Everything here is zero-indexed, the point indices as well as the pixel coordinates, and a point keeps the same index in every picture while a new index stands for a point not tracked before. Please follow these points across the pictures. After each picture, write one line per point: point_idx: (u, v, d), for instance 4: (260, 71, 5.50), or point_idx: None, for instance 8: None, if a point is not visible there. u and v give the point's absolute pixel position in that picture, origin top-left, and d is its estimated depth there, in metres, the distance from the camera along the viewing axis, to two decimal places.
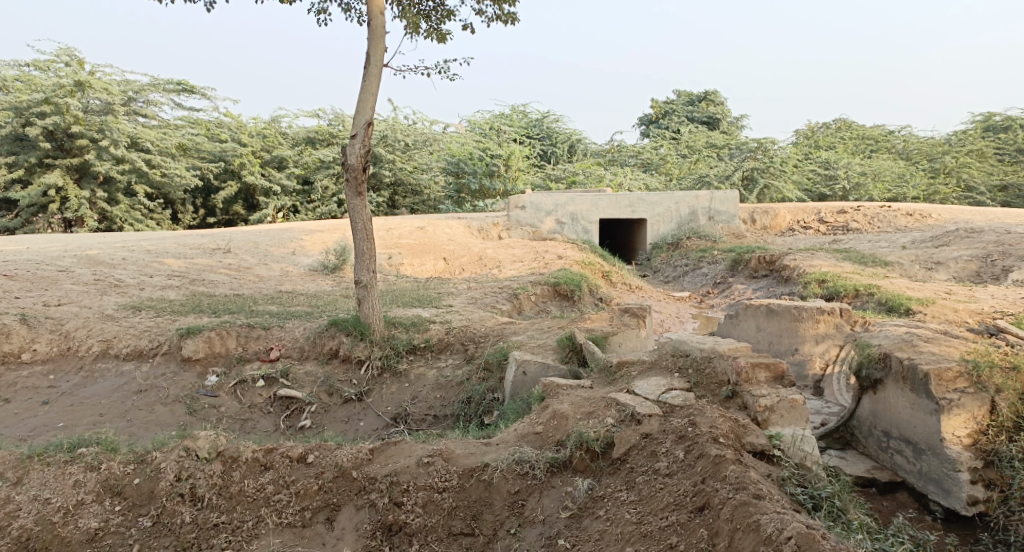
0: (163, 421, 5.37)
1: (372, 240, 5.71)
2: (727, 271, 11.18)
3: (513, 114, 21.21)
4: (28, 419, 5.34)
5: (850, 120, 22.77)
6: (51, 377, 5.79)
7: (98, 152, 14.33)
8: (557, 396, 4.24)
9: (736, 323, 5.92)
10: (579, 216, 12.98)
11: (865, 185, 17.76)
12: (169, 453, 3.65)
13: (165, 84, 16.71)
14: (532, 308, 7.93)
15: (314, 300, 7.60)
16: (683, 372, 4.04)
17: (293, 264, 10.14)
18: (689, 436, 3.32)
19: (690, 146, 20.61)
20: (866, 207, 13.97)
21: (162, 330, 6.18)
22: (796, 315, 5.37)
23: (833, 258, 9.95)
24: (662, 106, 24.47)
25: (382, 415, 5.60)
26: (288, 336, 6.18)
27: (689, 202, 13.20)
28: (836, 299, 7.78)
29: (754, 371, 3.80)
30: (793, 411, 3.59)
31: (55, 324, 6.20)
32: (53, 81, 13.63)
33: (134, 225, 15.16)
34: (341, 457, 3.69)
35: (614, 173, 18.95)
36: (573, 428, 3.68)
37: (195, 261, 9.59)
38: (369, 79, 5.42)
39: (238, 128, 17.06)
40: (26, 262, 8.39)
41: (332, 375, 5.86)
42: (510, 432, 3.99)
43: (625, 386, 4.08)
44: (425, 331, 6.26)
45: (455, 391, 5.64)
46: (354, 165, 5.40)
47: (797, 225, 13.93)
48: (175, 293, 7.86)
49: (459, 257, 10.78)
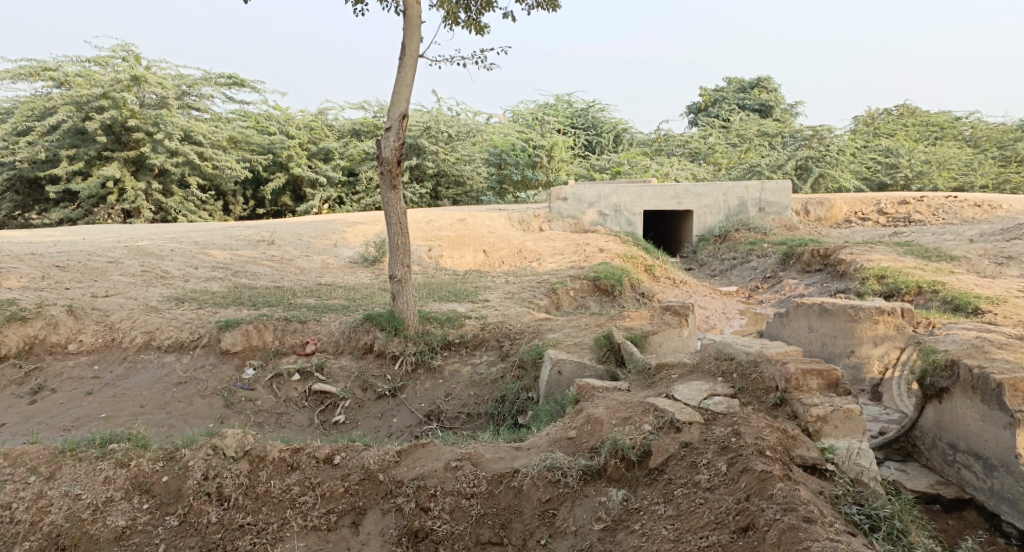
0: (200, 414, 5.40)
1: (407, 235, 5.61)
2: (778, 265, 10.74)
3: (558, 103, 20.91)
4: (72, 410, 5.43)
5: (913, 105, 21.70)
6: (96, 367, 5.88)
7: (153, 145, 14.69)
8: (593, 399, 4.05)
9: (787, 322, 5.61)
10: (622, 207, 12.67)
11: (929, 174, 16.90)
12: (197, 451, 3.62)
13: (217, 78, 17.03)
14: (571, 303, 7.74)
15: (351, 293, 7.56)
16: (727, 377, 3.80)
17: (334, 256, 10.17)
18: (732, 448, 3.10)
19: (740, 134, 19.97)
20: (929, 197, 13.26)
21: (202, 322, 6.22)
22: (852, 315, 5.03)
23: (893, 252, 9.45)
24: (711, 94, 23.78)
25: (416, 412, 5.51)
26: (324, 330, 6.13)
27: (738, 193, 12.72)
28: (896, 296, 7.36)
29: (806, 378, 3.51)
30: (848, 421, 3.31)
31: (101, 315, 6.29)
32: (111, 76, 14.02)
33: (187, 216, 15.53)
34: (367, 459, 3.59)
35: (660, 164, 18.53)
36: (608, 434, 3.50)
37: (240, 253, 9.69)
38: (404, 70, 5.30)
39: (285, 121, 17.26)
40: (79, 253, 8.60)
41: (367, 371, 5.79)
42: (542, 436, 3.83)
43: (664, 391, 3.86)
44: (460, 327, 6.14)
45: (489, 390, 5.51)
46: (388, 158, 5.29)
47: (854, 217, 13.32)
48: (218, 285, 7.94)
49: (499, 250, 10.64)
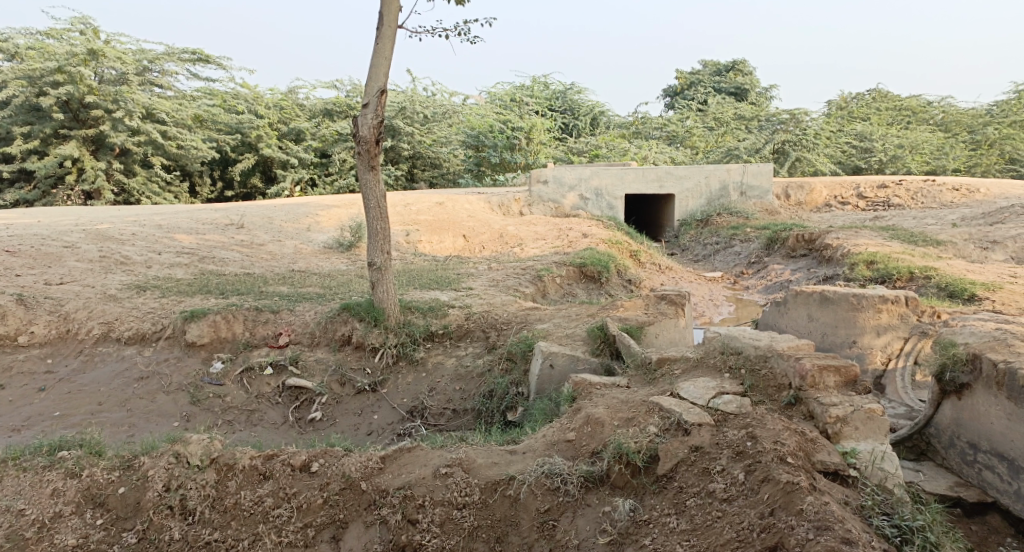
0: (164, 412, 5.03)
1: (386, 219, 5.26)
2: (762, 250, 10.59)
3: (535, 85, 20.49)
4: (23, 408, 5.02)
5: (885, 90, 21.74)
6: (49, 361, 5.44)
7: (113, 123, 13.95)
8: (591, 397, 3.77)
9: (784, 312, 5.38)
10: (603, 191, 12.40)
11: (902, 157, 16.97)
12: (158, 459, 3.27)
13: (181, 54, 16.30)
14: (557, 291, 7.46)
15: (327, 281, 7.18)
16: (736, 372, 3.55)
17: (306, 241, 9.74)
18: (749, 454, 2.88)
19: (717, 118, 19.82)
20: (908, 181, 13.24)
21: (166, 312, 5.80)
22: (854, 304, 4.83)
23: (879, 237, 9.34)
24: (688, 77, 23.59)
25: (398, 407, 5.20)
26: (299, 320, 5.76)
27: (720, 176, 12.52)
28: (888, 282, 7.21)
29: (823, 375, 3.28)
30: (870, 422, 3.11)
31: (55, 305, 5.83)
32: (66, 49, 13.24)
33: (152, 198, 14.87)
34: (348, 466, 3.28)
35: (638, 147, 18.31)
36: (611, 437, 3.23)
37: (207, 237, 9.21)
38: (383, 42, 4.92)
39: (254, 100, 16.60)
40: (32, 237, 8.05)
41: (345, 364, 5.45)
42: (538, 438, 3.55)
43: (668, 388, 3.60)
44: (443, 316, 5.82)
45: (475, 384, 5.21)
46: (366, 137, 4.92)
47: (834, 201, 13.23)
48: (183, 272, 7.49)
49: (479, 235, 10.31)
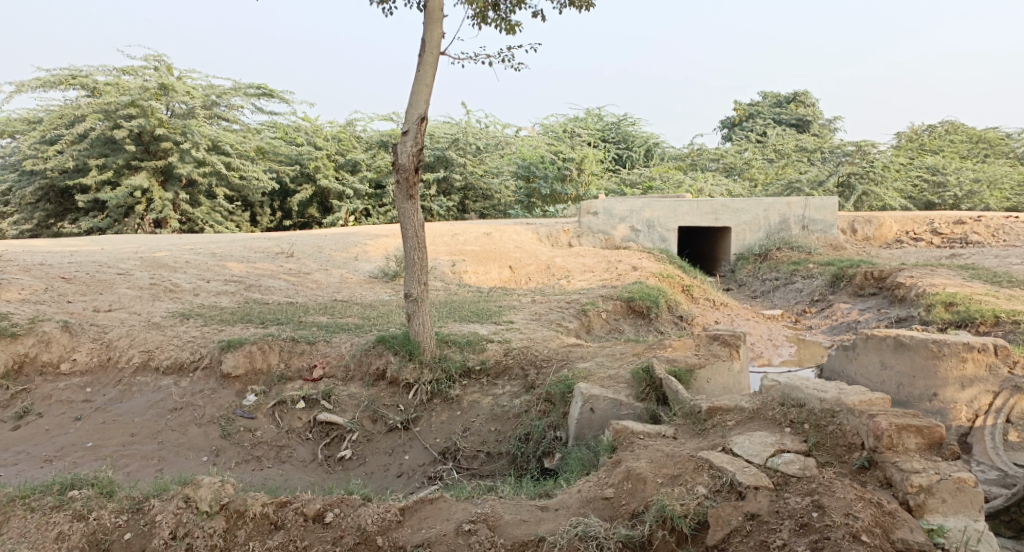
0: (194, 445, 4.90)
1: (424, 249, 5.06)
2: (826, 286, 9.97)
3: (588, 117, 20.31)
4: (57, 437, 4.97)
5: (958, 122, 20.67)
6: (87, 390, 5.42)
7: (180, 155, 14.46)
8: (634, 449, 3.42)
9: (853, 357, 4.87)
10: (656, 223, 12.01)
11: (980, 193, 15.97)
12: (168, 503, 3.09)
13: (246, 89, 16.85)
14: (603, 327, 7.10)
15: (367, 311, 7.04)
16: (798, 428, 3.16)
17: (353, 270, 9.70)
18: (815, 527, 2.49)
19: (777, 150, 19.18)
20: (987, 217, 12.43)
21: (204, 341, 5.73)
22: (934, 351, 4.33)
23: (958, 276, 8.67)
24: (747, 109, 23.02)
25: (430, 448, 4.93)
26: (334, 352, 5.60)
27: (780, 209, 11.97)
28: (970, 326, 6.61)
29: (902, 435, 2.84)
30: (960, 495, 2.63)
31: (98, 332, 5.85)
32: (139, 84, 13.85)
33: (214, 227, 15.26)
34: (364, 518, 3.02)
35: (694, 179, 17.85)
36: (653, 498, 2.88)
37: (257, 266, 9.26)
38: (424, 69, 4.78)
39: (314, 132, 16.96)
40: (89, 263, 8.24)
41: (377, 400, 5.23)
42: (573, 493, 3.22)
43: (720, 442, 3.23)
44: (481, 351, 5.57)
45: (512, 425, 4.90)
46: (405, 165, 4.76)
47: (906, 236, 12.46)
48: (227, 300, 7.49)
49: (526, 266, 10.06)
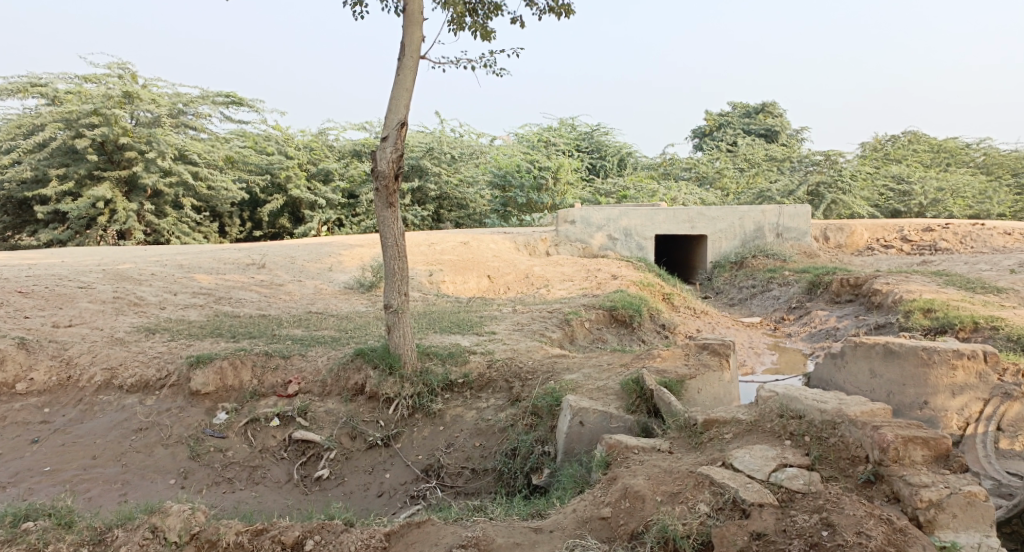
0: (161, 467, 4.65)
1: (404, 259, 4.89)
2: (803, 294, 10.00)
3: (562, 126, 20.30)
4: (12, 462, 4.67)
5: (921, 132, 21.14)
6: (46, 410, 5.12)
7: (146, 164, 14.03)
8: (629, 464, 3.29)
9: (841, 365, 4.81)
10: (633, 231, 11.97)
11: (944, 200, 16.30)
12: (132, 534, 2.86)
13: (215, 97, 16.49)
14: (586, 336, 6.99)
15: (343, 323, 6.82)
16: (799, 440, 3.06)
17: (327, 281, 9.46)
18: (826, 547, 2.38)
19: (748, 159, 19.38)
20: (955, 224, 12.65)
21: (172, 357, 5.47)
22: (924, 358, 4.28)
23: (932, 282, 8.74)
24: (717, 119, 23.26)
25: (412, 466, 4.73)
26: (310, 367, 5.38)
27: (755, 217, 12.03)
28: (949, 332, 6.63)
29: (908, 447, 2.76)
30: (971, 509, 2.55)
31: (58, 349, 5.54)
32: (102, 92, 13.43)
33: (181, 238, 14.83)
34: (347, 546, 2.83)
35: (668, 188, 17.93)
36: (653, 517, 2.75)
37: (227, 278, 8.97)
38: (404, 73, 4.63)
39: (285, 141, 16.64)
40: (48, 277, 7.87)
41: (356, 416, 5.03)
42: (568, 512, 3.07)
43: (719, 456, 3.12)
44: (464, 363, 5.41)
45: (497, 440, 4.73)
46: (385, 171, 4.60)
47: (877, 243, 12.60)
48: (196, 313, 7.20)
49: (504, 275, 9.92)
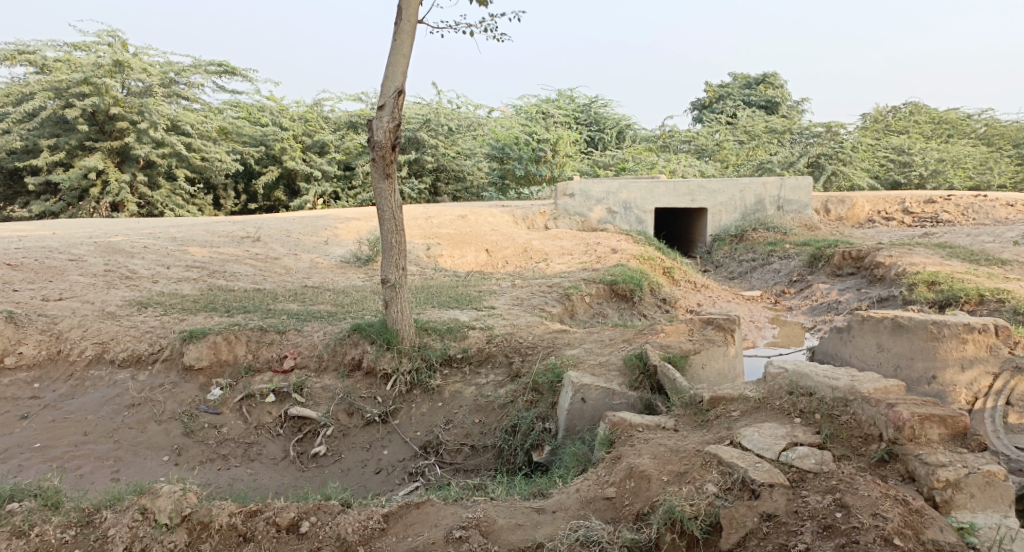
0: (154, 444, 4.56)
1: (402, 232, 4.75)
2: (804, 267, 9.89)
3: (560, 98, 19.98)
4: (2, 438, 4.58)
5: (922, 103, 20.85)
6: (36, 385, 5.02)
7: (138, 135, 13.75)
8: (633, 443, 3.20)
9: (847, 339, 4.73)
10: (632, 204, 11.80)
11: (944, 172, 16.14)
12: (121, 515, 2.76)
13: (206, 66, 16.13)
14: (586, 311, 6.89)
15: (340, 297, 6.70)
16: (809, 418, 2.98)
17: (323, 255, 9.32)
18: (841, 529, 2.29)
19: (748, 131, 19.14)
20: (957, 196, 12.50)
21: (164, 331, 5.35)
22: (934, 333, 4.18)
23: (936, 255, 8.63)
24: (716, 90, 22.91)
25: (410, 442, 4.66)
26: (306, 342, 5.27)
27: (756, 190, 11.87)
28: (954, 305, 6.54)
29: (925, 426, 2.67)
30: (990, 490, 2.47)
31: (48, 323, 5.42)
32: (92, 61, 13.10)
33: (175, 210, 14.62)
34: (344, 526, 2.74)
35: (667, 161, 17.71)
36: (659, 498, 2.66)
37: (221, 251, 8.82)
38: (400, 38, 4.43)
39: (279, 112, 16.34)
40: (38, 249, 7.70)
41: (354, 392, 4.94)
42: (570, 492, 2.99)
43: (726, 435, 3.02)
44: (463, 339, 5.30)
45: (497, 417, 4.65)
46: (381, 142, 4.43)
47: (878, 216, 12.45)
48: (189, 287, 7.08)
49: (502, 249, 9.79)
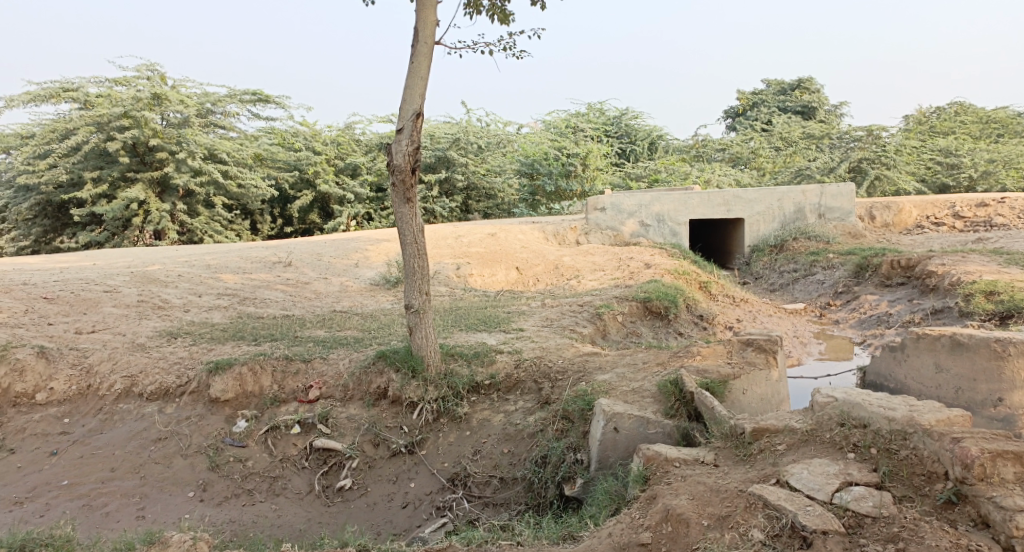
0: (180, 479, 4.49)
1: (425, 256, 4.62)
2: (850, 277, 9.45)
3: (590, 111, 19.81)
4: (32, 475, 4.56)
5: (967, 102, 20.05)
6: (66, 421, 5.00)
7: (176, 165, 14.04)
8: (670, 480, 2.97)
9: (902, 359, 4.40)
10: (666, 217, 11.52)
11: (996, 173, 15.42)
12: None
13: (242, 95, 16.45)
14: (619, 330, 6.65)
15: (367, 322, 6.60)
16: (864, 453, 2.72)
17: (353, 278, 9.27)
18: None
19: (784, 138, 18.64)
20: (1011, 199, 11.88)
21: (191, 363, 5.30)
22: (998, 351, 3.83)
23: (992, 262, 8.16)
24: (750, 97, 22.44)
25: (438, 474, 4.49)
26: (331, 371, 5.16)
27: (795, 198, 11.47)
28: (1017, 317, 6.13)
29: (998, 464, 2.37)
30: None
31: (78, 357, 5.42)
32: (131, 94, 13.42)
33: (214, 236, 14.85)
34: None
35: (701, 171, 17.32)
36: (698, 546, 2.44)
37: (252, 277, 8.84)
38: (418, 60, 4.32)
39: (312, 137, 16.54)
40: (76, 281, 7.82)
41: (379, 422, 4.80)
42: (602, 535, 2.77)
43: (771, 472, 2.77)
44: (490, 364, 5.12)
45: (527, 446, 4.45)
46: (400, 165, 4.31)
47: (927, 221, 11.91)
48: (219, 316, 7.07)
49: (533, 267, 9.60)
